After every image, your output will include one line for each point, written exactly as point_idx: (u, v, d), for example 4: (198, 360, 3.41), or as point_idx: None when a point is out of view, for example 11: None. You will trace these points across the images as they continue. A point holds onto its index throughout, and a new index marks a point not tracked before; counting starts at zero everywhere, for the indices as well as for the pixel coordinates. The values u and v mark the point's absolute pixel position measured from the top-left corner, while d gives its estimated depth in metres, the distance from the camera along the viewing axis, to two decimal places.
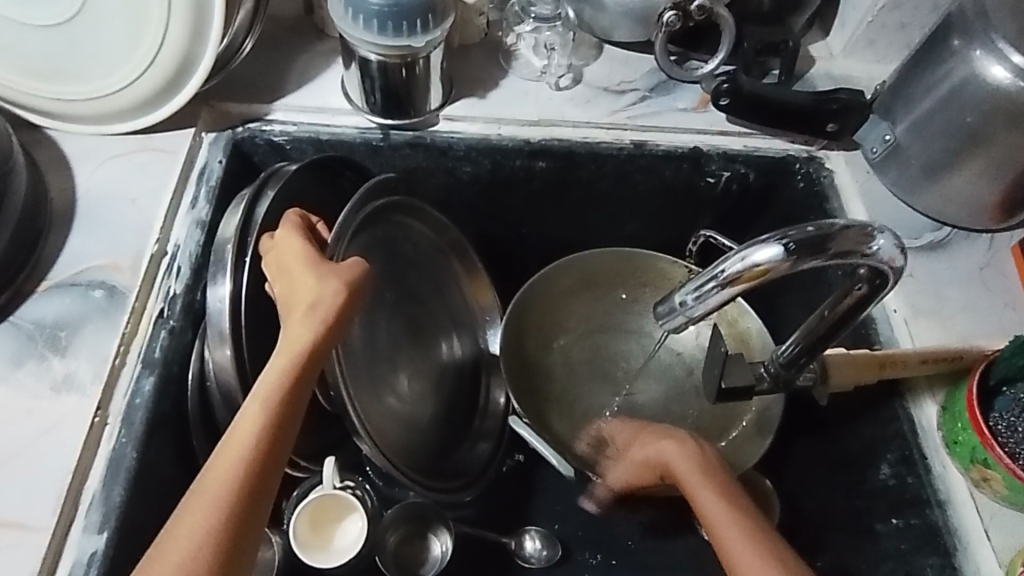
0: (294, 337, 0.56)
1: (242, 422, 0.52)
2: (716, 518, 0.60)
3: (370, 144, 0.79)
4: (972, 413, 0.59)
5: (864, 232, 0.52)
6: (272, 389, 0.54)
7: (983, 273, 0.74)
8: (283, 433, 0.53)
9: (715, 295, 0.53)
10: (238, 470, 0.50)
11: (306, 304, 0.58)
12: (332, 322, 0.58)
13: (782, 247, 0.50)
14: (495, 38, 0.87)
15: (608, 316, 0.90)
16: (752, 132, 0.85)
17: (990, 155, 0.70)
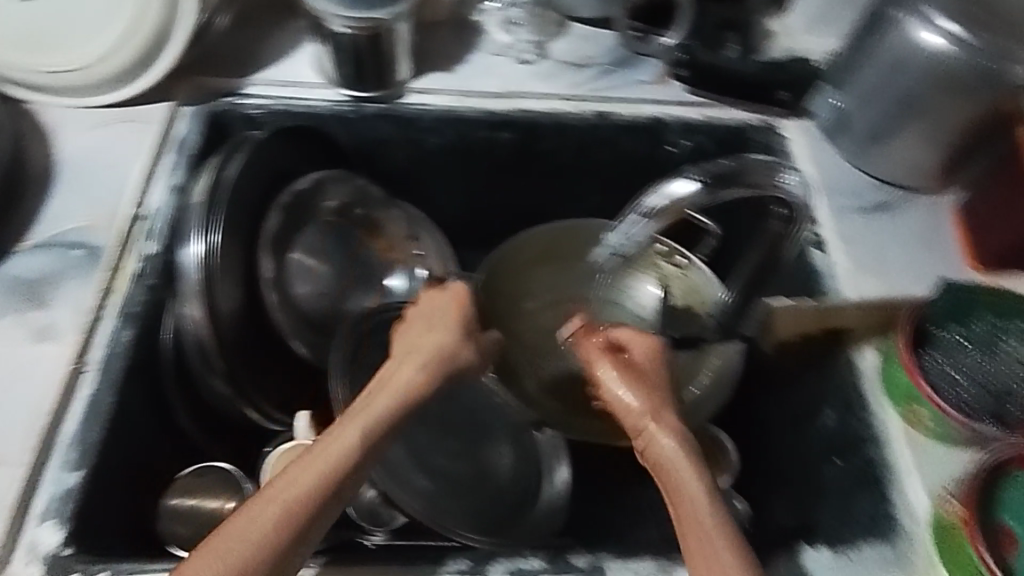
0: (413, 382, 0.61)
1: (335, 438, 0.55)
2: (699, 514, 0.53)
3: (341, 116, 0.82)
4: (903, 354, 0.62)
5: (769, 168, 0.67)
6: (374, 419, 0.57)
7: (924, 229, 0.78)
8: (366, 463, 0.55)
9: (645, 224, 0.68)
10: (320, 483, 0.51)
11: (433, 350, 0.64)
12: (442, 377, 0.63)
13: (695, 185, 0.65)
14: (463, 18, 0.91)
15: (575, 286, 0.92)
16: (711, 104, 0.87)
17: (931, 119, 0.73)
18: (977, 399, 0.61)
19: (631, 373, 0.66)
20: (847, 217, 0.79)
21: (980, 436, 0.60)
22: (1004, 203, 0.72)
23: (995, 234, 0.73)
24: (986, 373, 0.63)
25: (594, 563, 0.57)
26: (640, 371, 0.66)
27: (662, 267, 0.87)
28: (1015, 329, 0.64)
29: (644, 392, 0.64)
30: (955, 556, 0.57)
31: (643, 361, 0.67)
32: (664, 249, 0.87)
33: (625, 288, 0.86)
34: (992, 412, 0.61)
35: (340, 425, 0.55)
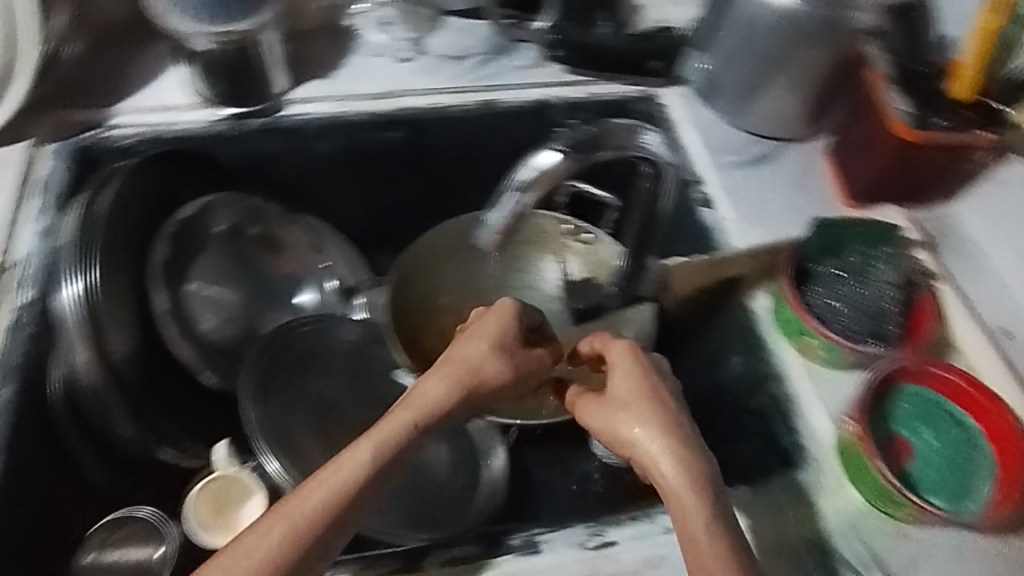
0: (438, 396, 0.56)
1: (346, 458, 0.52)
2: (692, 529, 0.49)
3: (221, 135, 0.80)
4: (789, 294, 0.66)
5: (628, 132, 0.65)
6: (385, 438, 0.53)
7: (800, 176, 0.83)
8: (376, 487, 0.52)
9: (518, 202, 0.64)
10: (318, 514, 0.49)
11: (467, 364, 0.58)
12: (472, 398, 0.58)
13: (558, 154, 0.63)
14: (336, 21, 0.89)
15: (490, 278, 0.92)
16: (590, 81, 0.89)
17: (791, 72, 0.77)
18: (860, 323, 0.66)
19: (613, 395, 0.58)
20: (729, 172, 0.83)
21: (869, 357, 0.65)
22: (863, 142, 0.77)
23: (860, 171, 0.78)
24: (864, 299, 0.67)
25: (528, 538, 0.59)
26: (619, 390, 0.58)
27: (570, 245, 0.89)
28: (882, 255, 0.69)
29: (624, 412, 0.56)
30: (858, 471, 0.61)
31: (630, 373, 0.58)
32: (569, 227, 0.89)
33: (531, 270, 0.90)
34: (874, 333, 0.66)
35: (355, 443, 0.53)
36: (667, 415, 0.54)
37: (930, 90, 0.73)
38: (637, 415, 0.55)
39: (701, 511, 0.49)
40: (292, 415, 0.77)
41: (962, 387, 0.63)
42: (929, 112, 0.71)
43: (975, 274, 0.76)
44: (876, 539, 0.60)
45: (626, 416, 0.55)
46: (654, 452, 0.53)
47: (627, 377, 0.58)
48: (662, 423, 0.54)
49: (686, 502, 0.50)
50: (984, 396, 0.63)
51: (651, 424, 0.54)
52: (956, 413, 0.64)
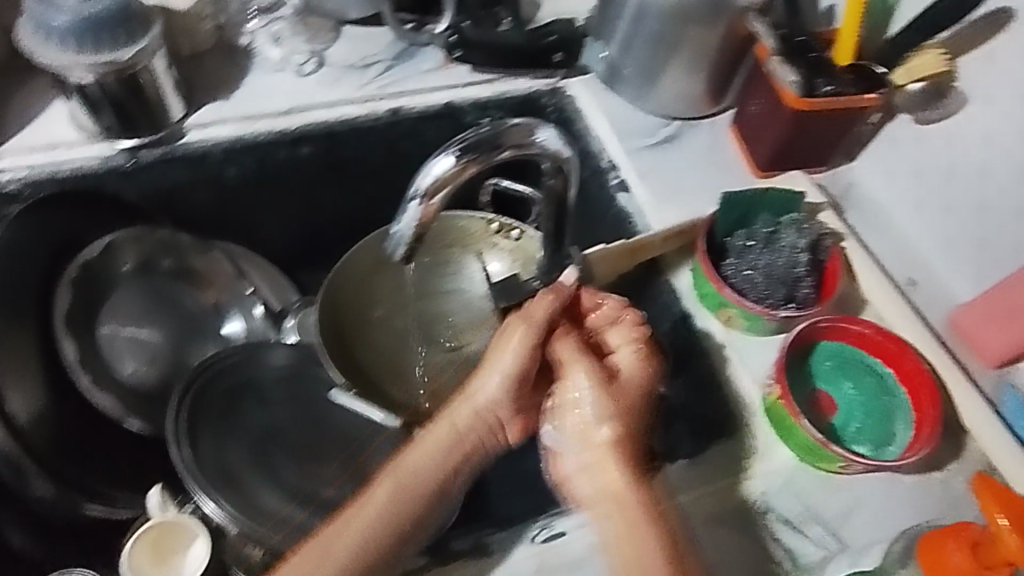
0: (455, 425, 0.62)
1: (372, 503, 0.58)
2: (622, 535, 0.56)
3: (118, 169, 0.76)
4: (706, 268, 0.69)
5: (528, 126, 0.54)
6: (409, 476, 0.60)
7: (710, 152, 0.85)
8: (418, 517, 0.59)
9: (420, 215, 0.52)
10: (366, 549, 0.57)
11: (473, 406, 0.62)
12: (481, 436, 0.63)
13: (454, 157, 0.51)
14: (229, 39, 0.86)
15: (424, 282, 0.89)
16: (497, 78, 0.89)
17: (686, 53, 0.79)
18: (774, 290, 0.68)
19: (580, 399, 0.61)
20: (641, 155, 0.85)
21: (786, 321, 0.68)
22: (762, 113, 0.79)
23: (761, 141, 0.80)
24: (775, 265, 0.69)
25: (478, 541, 0.59)
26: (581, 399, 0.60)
27: (499, 243, 0.88)
28: (789, 220, 0.71)
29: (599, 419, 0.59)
30: (787, 429, 0.63)
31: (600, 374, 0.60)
32: (497, 225, 0.88)
33: (461, 270, 0.89)
34: (788, 298, 0.69)
35: (378, 478, 0.61)
36: (625, 423, 0.59)
37: (815, 57, 0.75)
38: (598, 423, 0.59)
39: (633, 516, 0.57)
40: (231, 445, 0.75)
41: (874, 339, 0.67)
42: (816, 74, 0.73)
43: (878, 229, 0.80)
44: (811, 491, 0.63)
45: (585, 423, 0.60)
46: (601, 460, 0.59)
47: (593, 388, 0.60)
48: (614, 429, 0.59)
49: (638, 523, 0.56)
50: (894, 344, 0.66)
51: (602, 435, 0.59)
52: (871, 364, 0.68)
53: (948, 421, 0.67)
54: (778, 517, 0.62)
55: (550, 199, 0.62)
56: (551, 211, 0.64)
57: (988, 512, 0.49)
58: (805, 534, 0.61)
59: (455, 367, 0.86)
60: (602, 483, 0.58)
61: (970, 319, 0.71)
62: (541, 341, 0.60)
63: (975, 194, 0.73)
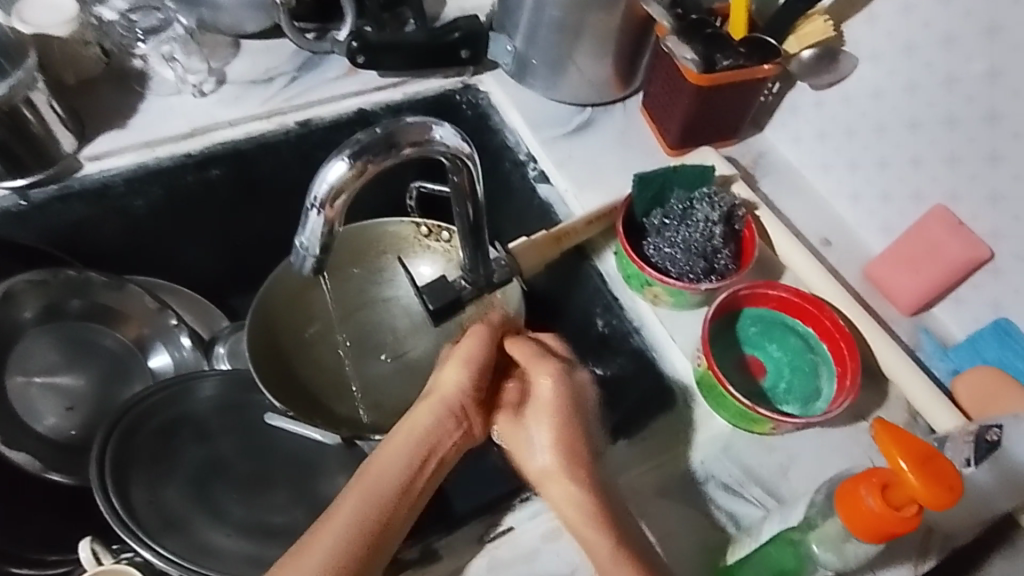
0: (420, 419, 0.59)
1: (339, 507, 0.54)
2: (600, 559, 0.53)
3: (10, 211, 0.72)
4: (627, 249, 0.70)
5: (423, 125, 0.53)
6: (377, 474, 0.56)
7: (625, 135, 0.86)
8: (392, 519, 0.55)
9: (321, 224, 0.51)
10: (339, 552, 0.52)
11: (444, 403, 0.60)
12: (459, 437, 0.60)
13: (347, 161, 0.50)
14: (121, 65, 0.82)
15: (361, 294, 0.88)
16: (406, 81, 0.88)
17: (589, 39, 0.80)
18: (694, 264, 0.70)
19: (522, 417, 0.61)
20: (556, 143, 0.85)
21: (708, 292, 0.70)
22: (669, 92, 0.80)
23: (671, 118, 0.81)
24: (693, 239, 0.70)
25: (425, 548, 0.58)
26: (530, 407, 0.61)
27: (431, 245, 0.87)
28: (701, 193, 0.72)
29: (545, 443, 0.59)
30: (718, 398, 0.65)
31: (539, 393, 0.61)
32: (427, 228, 0.86)
33: (394, 278, 0.88)
34: (709, 270, 0.70)
35: (351, 484, 0.56)
36: (569, 434, 0.59)
37: (712, 33, 0.75)
38: (543, 451, 0.58)
39: (603, 535, 0.54)
40: (165, 486, 0.73)
41: (794, 301, 0.69)
42: (714, 50, 0.74)
43: (792, 192, 0.82)
44: (747, 453, 0.65)
45: (537, 441, 0.59)
46: (558, 482, 0.57)
47: (547, 388, 0.61)
48: (561, 442, 0.58)
49: (591, 538, 0.54)
50: (811, 304, 0.69)
51: (554, 455, 0.58)
52: (794, 325, 0.70)
53: (870, 367, 0.70)
54: (720, 484, 0.63)
55: (459, 201, 0.63)
56: (463, 211, 0.64)
57: (890, 458, 0.47)
58: (745, 497, 0.62)
59: (402, 376, 0.88)
60: (566, 512, 0.56)
61: (883, 267, 0.74)
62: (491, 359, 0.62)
63: (874, 150, 0.76)
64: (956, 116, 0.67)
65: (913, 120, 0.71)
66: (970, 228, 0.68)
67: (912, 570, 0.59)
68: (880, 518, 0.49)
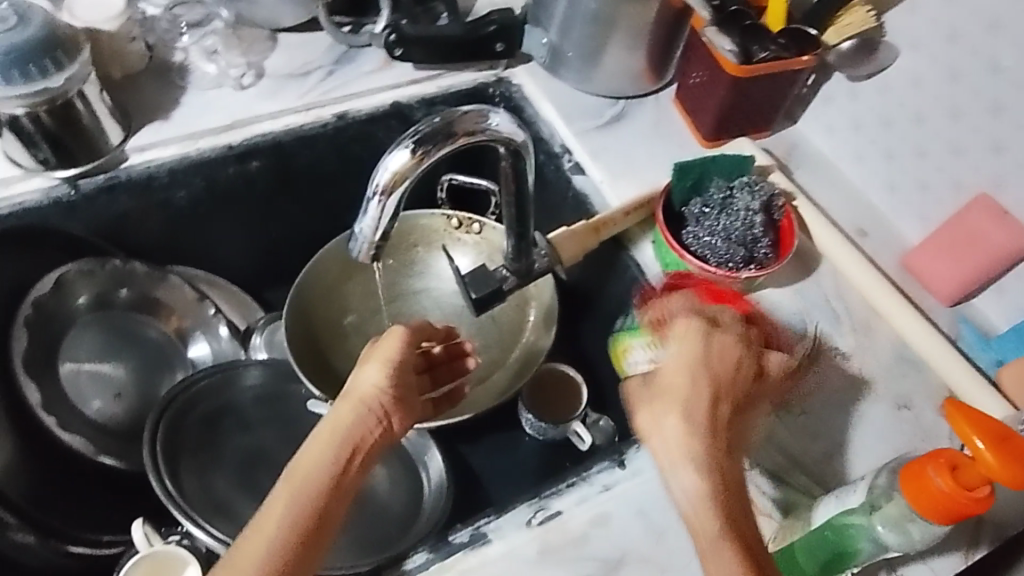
0: (340, 419, 0.58)
1: (268, 514, 0.53)
2: (705, 532, 0.52)
3: (61, 202, 0.73)
4: (667, 238, 0.71)
5: (479, 112, 0.54)
6: (304, 478, 0.54)
7: (658, 127, 0.87)
8: (322, 518, 0.54)
9: (384, 211, 0.52)
10: (268, 562, 0.51)
11: (361, 402, 0.59)
12: (380, 434, 0.59)
13: (410, 149, 0.51)
14: (161, 59, 0.83)
15: (394, 285, 0.89)
16: (440, 73, 0.89)
17: (624, 31, 0.81)
18: (734, 252, 0.70)
19: (658, 385, 0.59)
20: (590, 135, 0.86)
21: (748, 281, 0.70)
22: (704, 82, 0.81)
23: (706, 110, 0.82)
24: (733, 227, 0.70)
25: (475, 531, 0.58)
26: (667, 371, 0.59)
27: (462, 237, 0.88)
28: (740, 183, 0.73)
29: (682, 403, 0.57)
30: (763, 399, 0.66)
31: (678, 357, 0.59)
32: (458, 220, 0.87)
33: (427, 270, 0.89)
34: (749, 258, 0.70)
35: (278, 486, 0.55)
36: (712, 401, 0.57)
37: (750, 24, 0.75)
38: (677, 412, 0.56)
39: (710, 500, 0.53)
40: (213, 473, 0.74)
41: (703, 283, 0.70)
42: (751, 41, 0.74)
43: (827, 183, 0.82)
44: (792, 441, 0.65)
45: (670, 403, 0.57)
46: (684, 449, 0.55)
47: (697, 346, 0.59)
48: (704, 405, 0.57)
49: (710, 512, 0.53)
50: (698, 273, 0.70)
51: (694, 417, 0.56)
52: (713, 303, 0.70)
53: (908, 355, 0.70)
54: (765, 472, 0.63)
55: (508, 191, 0.64)
56: (509, 202, 0.65)
57: (965, 436, 0.47)
58: (789, 484, 0.63)
59: None
60: (682, 471, 0.54)
61: (921, 256, 0.74)
62: (405, 361, 0.62)
63: (912, 139, 0.76)
64: (1002, 103, 0.67)
65: (954, 107, 0.71)
66: (1013, 216, 0.69)
67: (961, 558, 0.59)
68: (949, 497, 0.50)
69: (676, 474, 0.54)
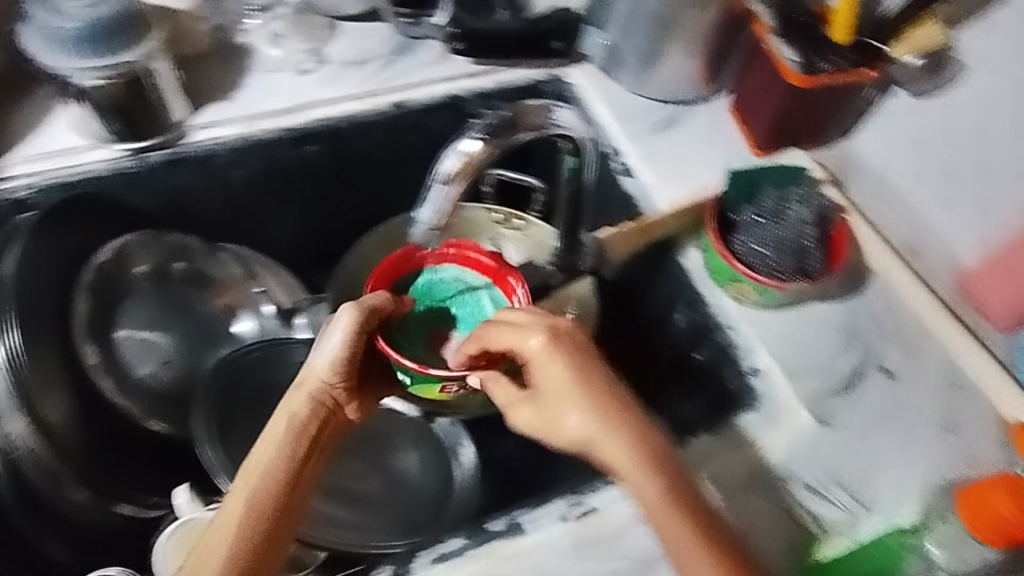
0: (293, 413, 0.59)
1: (228, 515, 0.54)
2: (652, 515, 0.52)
3: (126, 173, 0.76)
4: (717, 243, 0.71)
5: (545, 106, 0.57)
6: (261, 476, 0.55)
7: (709, 132, 0.87)
8: (288, 506, 0.55)
9: (446, 196, 0.55)
10: (231, 562, 0.52)
11: (310, 395, 0.60)
12: (332, 422, 0.60)
13: (477, 139, 0.55)
14: (227, 41, 0.86)
15: None
16: (497, 68, 0.89)
17: (683, 37, 0.81)
18: (784, 263, 0.70)
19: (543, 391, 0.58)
20: (641, 137, 0.86)
21: (796, 292, 0.70)
22: (761, 91, 0.80)
23: (761, 118, 0.82)
24: (786, 237, 0.70)
25: (511, 521, 0.59)
26: (548, 381, 0.57)
27: (505, 233, 0.87)
28: (795, 194, 0.72)
29: (570, 411, 0.56)
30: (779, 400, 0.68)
31: (547, 358, 0.57)
32: (501, 215, 0.87)
33: None
34: (799, 270, 0.70)
35: (239, 484, 0.56)
36: (591, 404, 0.55)
37: (818, 37, 0.75)
38: (577, 417, 0.56)
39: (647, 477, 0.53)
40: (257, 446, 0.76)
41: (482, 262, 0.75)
42: (817, 55, 0.74)
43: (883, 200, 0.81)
44: (834, 455, 0.65)
45: (564, 404, 0.56)
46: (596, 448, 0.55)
47: (542, 363, 0.57)
48: (592, 405, 0.55)
49: (653, 499, 0.52)
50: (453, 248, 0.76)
51: (590, 416, 0.55)
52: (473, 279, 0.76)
53: (960, 381, 0.68)
54: (804, 484, 0.63)
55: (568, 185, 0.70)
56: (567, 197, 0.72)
57: None
58: (829, 499, 0.62)
59: None
60: (619, 464, 0.54)
61: (982, 276, 0.74)
62: (359, 344, 0.62)
63: (975, 160, 0.74)
64: None
65: None
66: None
67: None
68: (1008, 521, 0.52)
69: (618, 474, 0.54)
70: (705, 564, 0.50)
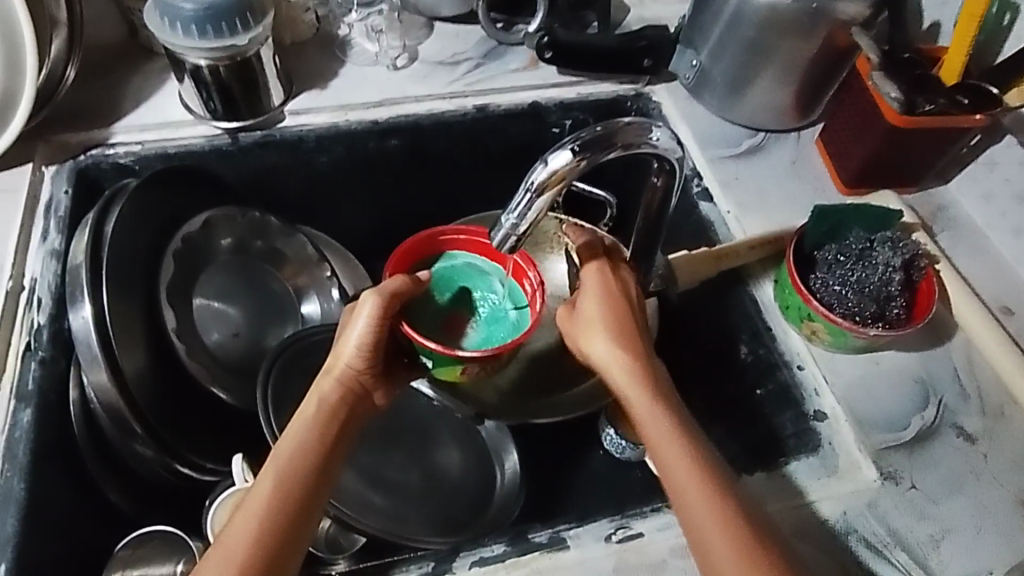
0: (321, 395, 0.62)
1: (258, 489, 0.56)
2: (663, 456, 0.56)
3: (220, 149, 0.81)
4: (792, 277, 0.69)
5: (642, 125, 0.57)
6: (289, 451, 0.58)
7: (794, 166, 0.84)
8: (315, 479, 0.57)
9: (533, 206, 0.55)
10: (263, 528, 0.54)
11: (337, 377, 0.64)
12: (355, 404, 0.64)
13: (572, 151, 0.54)
14: (327, 31, 0.90)
15: None
16: (583, 80, 0.89)
17: (778, 66, 0.78)
18: (865, 307, 0.67)
19: (581, 312, 0.64)
20: (722, 163, 0.84)
21: (873, 339, 0.67)
22: (855, 128, 0.77)
23: (851, 157, 0.79)
24: (868, 281, 0.67)
25: (554, 535, 0.58)
26: (589, 307, 0.64)
27: None
28: (882, 237, 0.69)
29: (598, 332, 0.62)
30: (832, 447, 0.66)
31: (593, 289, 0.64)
32: None
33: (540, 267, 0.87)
34: (878, 316, 0.67)
35: (272, 455, 0.58)
36: (623, 335, 0.62)
37: (919, 74, 0.73)
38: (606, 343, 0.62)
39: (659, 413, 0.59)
40: None
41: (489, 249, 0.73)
42: (918, 93, 0.71)
43: (975, 253, 0.77)
44: (896, 514, 0.61)
45: (584, 317, 0.63)
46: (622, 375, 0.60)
47: (591, 293, 0.64)
48: (623, 336, 0.62)
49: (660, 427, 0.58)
50: (465, 235, 0.74)
51: (617, 344, 0.62)
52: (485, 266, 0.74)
53: None
54: (862, 540, 0.60)
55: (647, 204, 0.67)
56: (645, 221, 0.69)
57: None
58: (887, 558, 0.59)
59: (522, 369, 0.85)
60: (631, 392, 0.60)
61: None
62: (382, 330, 0.63)
63: None
64: None
65: None
66: None
67: None
68: None
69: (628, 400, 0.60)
70: (731, 540, 0.52)
